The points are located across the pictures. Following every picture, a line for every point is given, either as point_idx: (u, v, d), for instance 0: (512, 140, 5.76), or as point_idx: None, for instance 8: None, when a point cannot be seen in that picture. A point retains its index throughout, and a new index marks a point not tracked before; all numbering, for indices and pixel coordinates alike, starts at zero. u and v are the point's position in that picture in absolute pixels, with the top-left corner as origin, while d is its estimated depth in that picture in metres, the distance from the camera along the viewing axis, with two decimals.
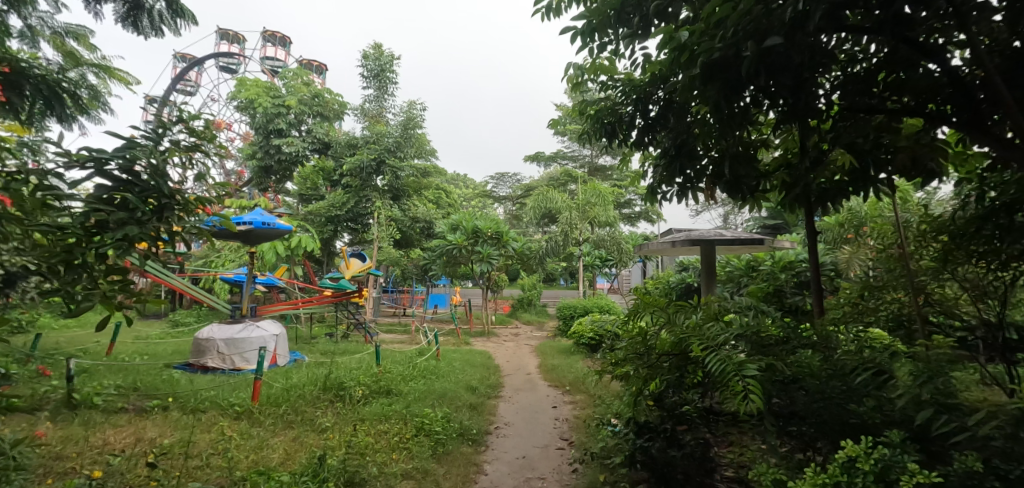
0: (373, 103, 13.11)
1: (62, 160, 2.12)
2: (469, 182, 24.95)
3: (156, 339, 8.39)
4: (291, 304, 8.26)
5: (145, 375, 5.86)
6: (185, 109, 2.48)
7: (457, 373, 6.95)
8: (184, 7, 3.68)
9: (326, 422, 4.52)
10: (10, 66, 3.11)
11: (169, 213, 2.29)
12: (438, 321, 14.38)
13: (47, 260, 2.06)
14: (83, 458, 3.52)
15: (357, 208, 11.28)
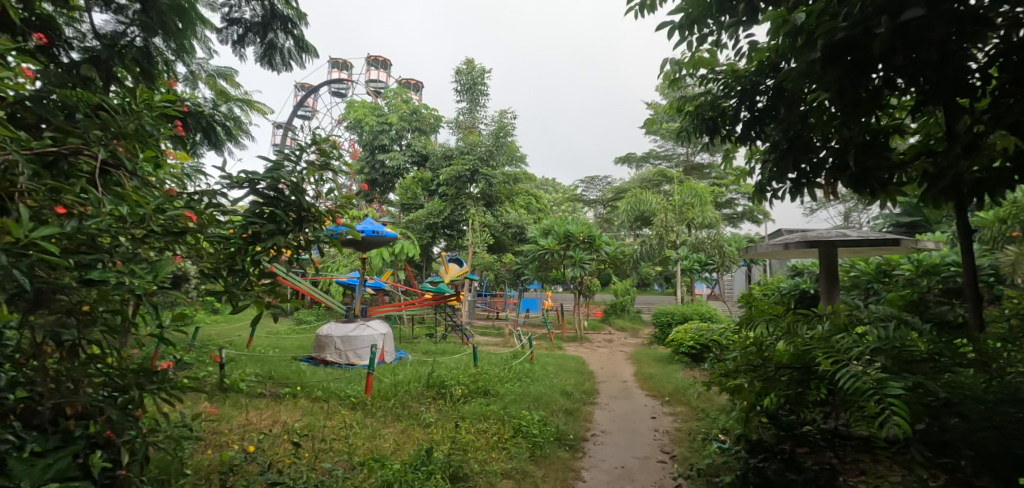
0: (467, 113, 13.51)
1: (224, 182, 2.32)
2: (560, 187, 24.87)
3: (284, 334, 9.23)
4: (395, 306, 8.70)
5: (278, 366, 6.47)
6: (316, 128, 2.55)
7: (551, 378, 6.89)
8: (307, 42, 3.96)
9: (430, 418, 4.67)
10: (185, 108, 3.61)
11: (306, 222, 2.47)
12: (531, 326, 14.42)
13: (215, 262, 2.29)
14: (234, 434, 3.90)
15: (453, 215, 11.67)
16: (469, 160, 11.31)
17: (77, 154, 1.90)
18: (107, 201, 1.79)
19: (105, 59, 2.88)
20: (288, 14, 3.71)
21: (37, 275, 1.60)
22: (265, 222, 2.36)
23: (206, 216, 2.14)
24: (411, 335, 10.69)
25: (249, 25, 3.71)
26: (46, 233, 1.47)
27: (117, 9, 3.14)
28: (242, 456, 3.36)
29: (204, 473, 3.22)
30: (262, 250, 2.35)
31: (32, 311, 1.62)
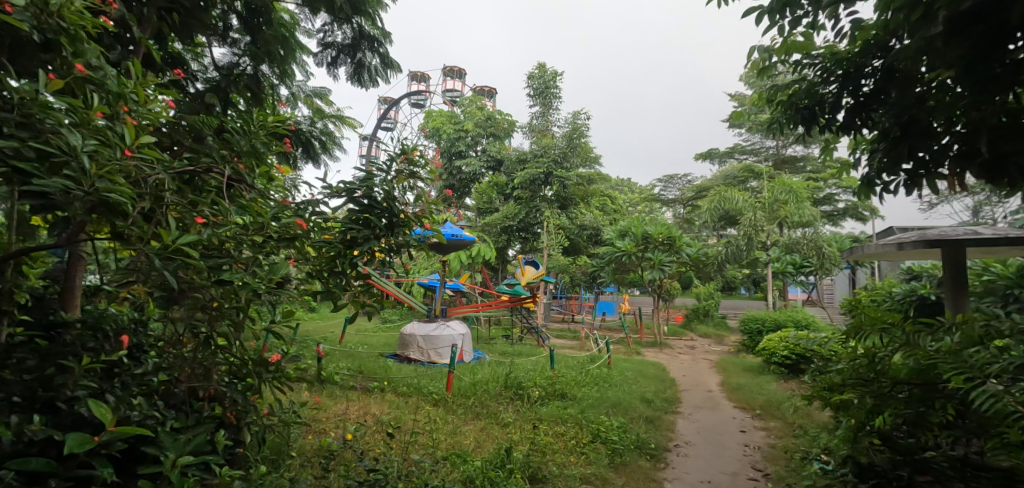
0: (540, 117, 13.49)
1: (325, 191, 2.27)
2: (637, 188, 24.16)
3: (371, 331, 9.68)
4: (472, 307, 8.83)
5: (366, 361, 6.77)
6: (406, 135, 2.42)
7: (631, 384, 6.65)
8: (391, 57, 4.08)
9: (508, 418, 4.66)
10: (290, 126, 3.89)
11: (398, 228, 2.37)
12: (608, 330, 14.09)
13: (320, 265, 2.28)
14: (331, 422, 4.09)
15: (528, 218, 11.64)
16: (543, 163, 11.26)
17: (209, 172, 1.94)
18: (236, 212, 1.87)
19: (224, 87, 3.24)
20: (374, 34, 3.88)
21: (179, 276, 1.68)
22: (361, 228, 2.30)
23: (312, 223, 2.20)
24: (488, 336, 10.81)
25: (340, 47, 3.92)
26: (190, 238, 1.55)
27: (232, 42, 3.42)
28: (339, 443, 3.49)
29: (307, 454, 3.33)
30: (359, 254, 2.30)
31: (170, 308, 1.76)
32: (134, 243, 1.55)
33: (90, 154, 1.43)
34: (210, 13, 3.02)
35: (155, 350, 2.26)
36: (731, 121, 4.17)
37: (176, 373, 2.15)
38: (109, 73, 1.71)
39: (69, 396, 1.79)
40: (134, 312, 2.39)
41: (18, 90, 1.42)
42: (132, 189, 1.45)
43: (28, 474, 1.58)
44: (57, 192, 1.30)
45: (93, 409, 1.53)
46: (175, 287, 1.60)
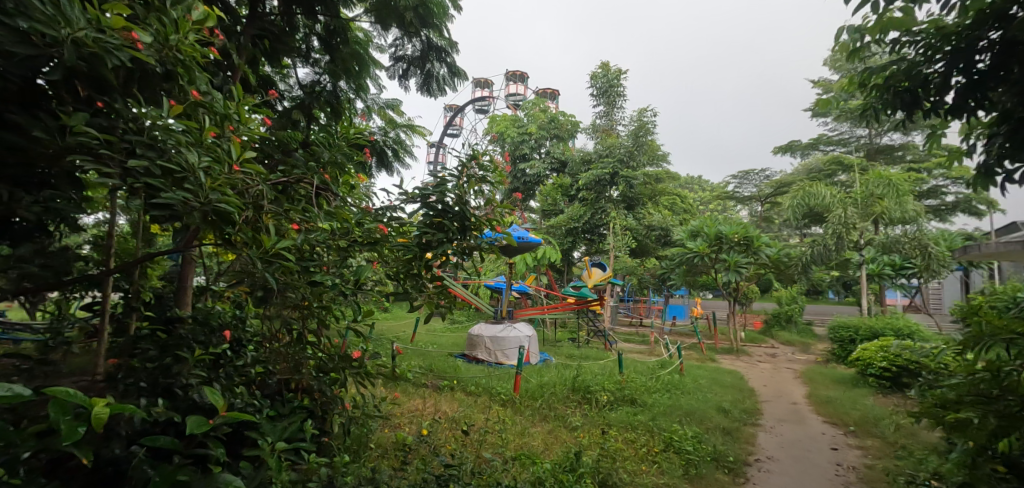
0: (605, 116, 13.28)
1: (401, 197, 2.35)
2: (711, 185, 23.07)
3: (440, 331, 9.94)
4: (539, 309, 8.83)
5: (436, 360, 6.96)
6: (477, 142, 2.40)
7: (705, 392, 6.38)
8: (458, 66, 4.17)
9: (576, 422, 4.61)
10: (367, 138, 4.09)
11: (470, 231, 2.37)
12: (680, 335, 13.62)
13: (398, 268, 2.34)
14: (405, 417, 4.25)
15: (593, 219, 11.46)
16: (609, 162, 11.05)
17: (299, 183, 2.08)
18: (324, 218, 1.99)
19: (308, 103, 3.47)
20: (441, 44, 3.94)
21: (278, 279, 1.82)
22: (435, 231, 2.32)
23: (395, 227, 2.27)
24: (555, 339, 10.78)
25: (410, 59, 4.07)
26: (286, 243, 1.67)
27: (313, 61, 3.64)
28: (413, 437, 3.59)
29: (382, 446, 3.46)
30: (434, 257, 2.34)
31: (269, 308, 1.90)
32: (240, 248, 1.70)
33: (205, 170, 1.58)
34: (294, 36, 3.26)
35: (251, 344, 2.47)
36: (817, 111, 3.91)
37: (270, 366, 2.33)
38: (215, 96, 1.89)
39: (182, 384, 2.01)
40: (235, 309, 2.62)
41: (146, 114, 1.60)
42: (239, 199, 1.59)
43: (154, 450, 1.80)
44: (179, 205, 1.46)
45: (208, 396, 1.67)
46: (275, 289, 1.75)
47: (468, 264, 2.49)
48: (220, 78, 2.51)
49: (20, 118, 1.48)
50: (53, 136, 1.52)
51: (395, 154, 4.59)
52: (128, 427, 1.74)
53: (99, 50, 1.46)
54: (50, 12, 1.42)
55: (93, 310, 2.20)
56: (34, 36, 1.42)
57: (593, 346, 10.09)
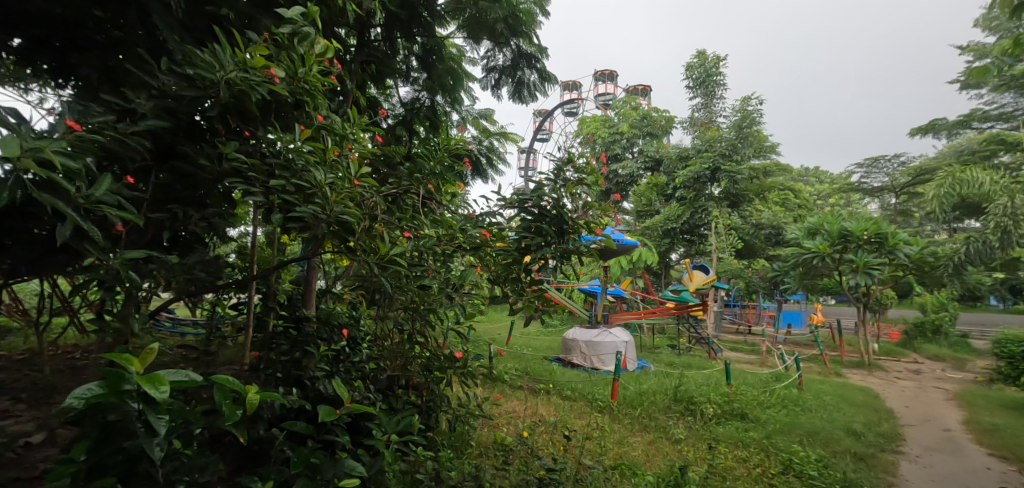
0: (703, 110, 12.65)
1: (499, 203, 2.43)
2: (829, 177, 20.97)
3: (533, 334, 10.07)
4: (636, 314, 8.62)
5: (531, 363, 7.08)
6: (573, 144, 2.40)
7: (829, 411, 5.84)
8: (548, 71, 4.24)
9: (679, 434, 4.47)
10: (464, 148, 4.30)
11: (568, 235, 2.38)
12: (795, 344, 12.59)
13: (498, 272, 2.43)
14: (505, 419, 4.38)
15: (694, 219, 10.99)
16: (709, 158, 10.50)
17: (408, 193, 2.25)
18: (431, 226, 2.14)
19: (409, 120, 3.75)
20: (531, 50, 4.06)
21: (393, 282, 1.99)
22: (534, 236, 2.38)
23: (496, 233, 2.38)
24: (653, 345, 10.46)
25: (502, 69, 4.21)
26: (398, 251, 1.83)
27: (412, 80, 3.86)
28: (511, 439, 3.68)
29: (481, 445, 3.58)
30: (532, 261, 2.40)
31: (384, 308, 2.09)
32: (360, 254, 1.88)
33: (330, 186, 1.78)
34: (395, 58, 3.51)
35: (367, 341, 2.72)
36: (970, 81, 3.45)
37: (382, 363, 2.55)
38: (336, 119, 2.12)
39: (310, 376, 2.27)
40: (351, 309, 2.89)
41: (281, 139, 1.84)
42: (359, 210, 1.76)
43: (291, 433, 2.05)
44: (310, 218, 1.67)
45: (336, 387, 1.84)
46: (389, 291, 1.92)
47: (566, 267, 2.51)
48: (336, 103, 2.80)
49: (188, 149, 1.78)
50: (212, 163, 1.81)
51: (489, 161, 4.77)
52: (270, 412, 2.00)
53: (246, 88, 1.71)
54: (208, 58, 1.68)
55: (240, 309, 2.55)
56: (197, 80, 1.71)
57: (696, 354, 9.65)
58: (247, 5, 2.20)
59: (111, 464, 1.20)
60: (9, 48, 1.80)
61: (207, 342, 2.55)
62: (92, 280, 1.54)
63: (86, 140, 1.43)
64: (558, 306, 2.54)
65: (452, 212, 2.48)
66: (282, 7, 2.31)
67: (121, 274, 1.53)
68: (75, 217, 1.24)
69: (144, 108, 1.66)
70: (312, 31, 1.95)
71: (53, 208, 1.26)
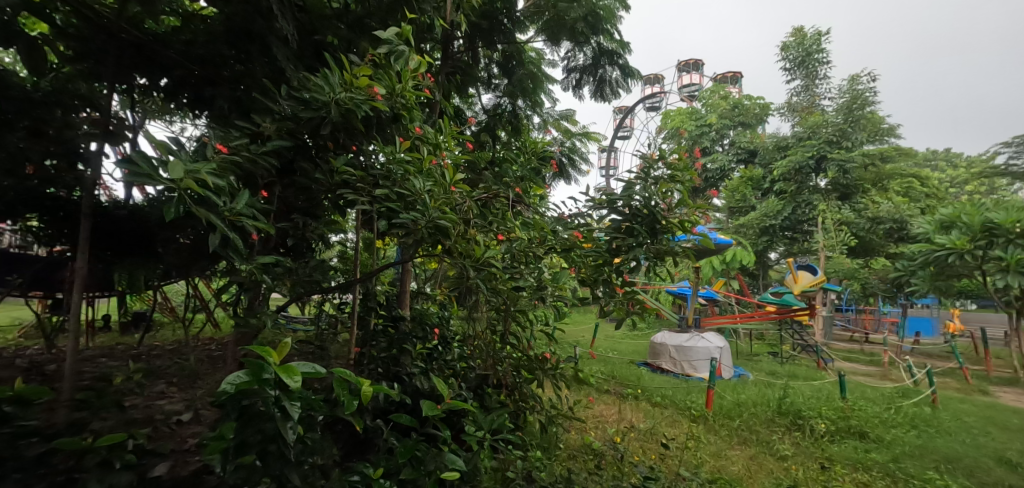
0: (805, 94, 11.67)
1: (588, 204, 2.41)
2: (963, 160, 18.46)
3: (619, 336, 9.88)
4: (732, 317, 8.17)
5: (618, 367, 6.96)
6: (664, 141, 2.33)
7: (971, 435, 5.16)
8: (631, 67, 4.17)
9: (786, 451, 4.20)
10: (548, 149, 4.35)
11: (661, 234, 2.30)
12: (923, 355, 11.27)
13: (590, 274, 2.37)
14: (596, 423, 4.35)
15: (796, 215, 10.23)
16: (813, 145, 9.79)
17: (498, 198, 2.35)
18: (522, 228, 2.21)
19: (492, 125, 3.89)
20: (612, 47, 4.00)
21: (488, 284, 2.07)
22: (626, 237, 2.31)
23: (588, 234, 2.37)
24: (751, 352, 9.86)
25: (581, 68, 4.20)
26: (493, 254, 1.91)
27: (494, 87, 3.99)
28: (600, 444, 3.65)
29: (569, 448, 3.58)
30: (624, 263, 2.33)
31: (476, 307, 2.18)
32: (456, 257, 1.99)
33: (428, 193, 1.90)
34: (477, 67, 3.63)
35: (456, 340, 2.86)
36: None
37: (472, 362, 2.65)
38: (430, 129, 2.25)
39: (408, 372, 2.43)
40: (443, 309, 3.04)
41: (384, 152, 2.01)
42: (456, 215, 1.86)
43: (394, 424, 2.22)
44: (411, 224, 1.80)
45: (437, 383, 1.91)
46: (485, 294, 2.00)
47: (659, 268, 2.44)
48: (427, 114, 2.96)
49: (305, 165, 1.99)
50: (325, 176, 2.01)
51: (572, 162, 4.81)
52: (375, 405, 2.17)
53: (352, 107, 1.88)
54: (319, 81, 1.87)
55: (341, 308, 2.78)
56: (312, 103, 1.91)
57: (802, 362, 8.94)
58: (348, 31, 2.41)
59: (252, 444, 1.38)
60: (159, 87, 2.15)
61: (317, 338, 2.81)
62: (232, 282, 1.77)
63: (226, 161, 1.65)
64: (654, 311, 2.43)
65: (543, 214, 2.51)
66: (377, 29, 2.52)
67: (255, 276, 1.75)
68: (222, 228, 1.45)
69: (270, 130, 1.88)
70: (406, 49, 2.08)
71: (206, 220, 1.47)
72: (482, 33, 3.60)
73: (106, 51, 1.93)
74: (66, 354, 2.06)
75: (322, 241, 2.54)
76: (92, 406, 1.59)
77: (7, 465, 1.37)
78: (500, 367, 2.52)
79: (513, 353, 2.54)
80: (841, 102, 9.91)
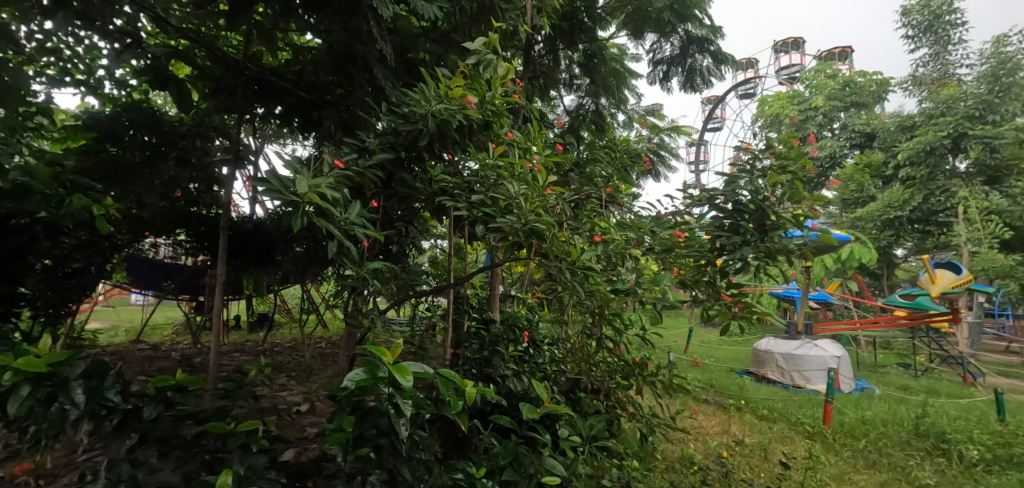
0: (933, 63, 9.60)
1: (686, 200, 2.29)
2: None
3: (716, 342, 9.32)
4: (851, 325, 7.38)
5: (717, 376, 6.58)
6: (767, 130, 2.17)
7: None
8: (725, 53, 3.90)
9: (928, 480, 3.73)
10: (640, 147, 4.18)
11: (771, 232, 2.05)
12: None
13: (689, 275, 2.20)
14: (707, 437, 4.11)
15: (927, 205, 8.29)
16: (947, 122, 7.99)
17: (588, 199, 2.35)
18: (617, 229, 2.15)
19: (575, 126, 3.89)
20: (701, 34, 3.77)
21: (583, 287, 2.05)
22: (730, 234, 2.12)
23: (691, 234, 2.19)
24: (875, 363, 8.86)
25: (669, 59, 4.03)
26: (590, 255, 1.89)
27: (576, 87, 3.99)
28: (701, 458, 3.44)
29: (667, 460, 3.42)
30: (727, 263, 2.13)
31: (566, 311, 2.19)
32: (551, 259, 1.99)
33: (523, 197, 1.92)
34: (558, 70, 3.59)
35: (546, 343, 2.87)
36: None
37: (563, 365, 2.65)
38: (520, 135, 2.28)
39: (501, 373, 2.46)
40: (534, 313, 3.06)
41: (478, 159, 2.07)
42: (551, 218, 1.85)
43: (493, 426, 2.27)
44: (508, 228, 1.82)
45: (536, 385, 1.91)
46: (581, 296, 1.97)
47: (768, 270, 2.18)
48: (514, 120, 2.99)
49: (404, 176, 2.11)
50: (423, 185, 2.11)
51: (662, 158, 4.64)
52: (475, 405, 2.24)
53: (447, 117, 1.95)
54: (415, 96, 1.98)
55: (434, 310, 2.88)
56: (411, 116, 2.01)
57: (940, 376, 7.87)
58: (437, 46, 2.53)
59: (368, 437, 1.49)
60: (274, 114, 2.52)
61: (415, 339, 2.93)
62: (345, 287, 1.91)
63: (340, 176, 1.79)
64: (766, 316, 2.21)
65: (639, 215, 2.39)
66: (463, 42, 2.61)
67: (365, 280, 1.88)
68: (339, 236, 1.56)
69: (374, 145, 2.00)
70: (494, 57, 2.11)
71: (325, 230, 1.59)
72: (562, 34, 3.58)
73: (234, 85, 2.37)
74: (209, 350, 2.31)
75: (415, 246, 2.64)
76: (232, 395, 1.80)
77: (171, 443, 1.60)
78: (594, 373, 2.46)
79: (607, 358, 2.49)
80: (984, 69, 7.98)
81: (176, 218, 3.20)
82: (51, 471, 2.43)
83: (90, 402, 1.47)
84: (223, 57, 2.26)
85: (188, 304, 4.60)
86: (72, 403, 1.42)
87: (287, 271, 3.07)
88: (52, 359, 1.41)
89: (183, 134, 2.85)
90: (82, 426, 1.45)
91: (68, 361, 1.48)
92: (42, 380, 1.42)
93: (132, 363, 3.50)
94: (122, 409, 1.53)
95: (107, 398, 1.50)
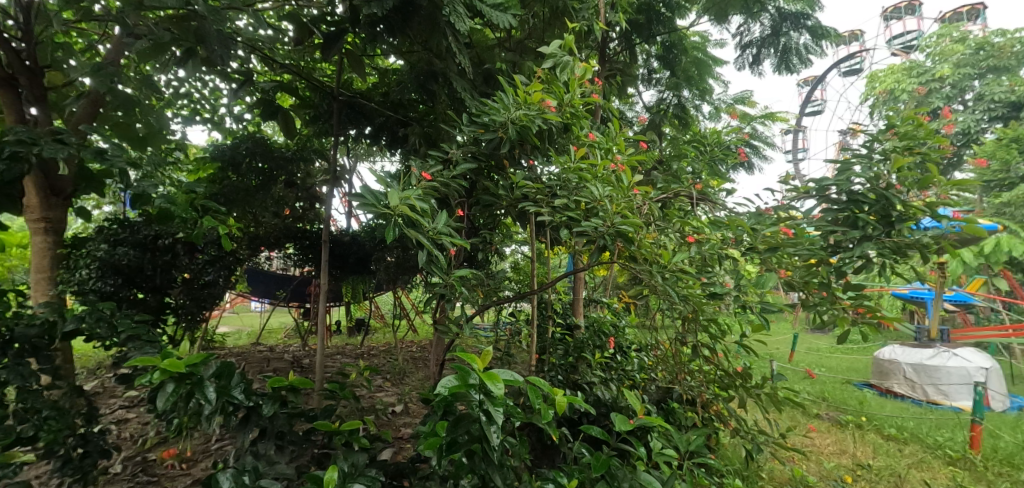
0: None
1: (789, 194, 2.07)
2: None
3: (827, 349, 8.49)
4: (1002, 333, 6.32)
5: (831, 388, 5.99)
6: (887, 108, 1.94)
7: None
8: (826, 27, 3.52)
9: None
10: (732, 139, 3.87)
11: (899, 224, 1.78)
12: None
13: (799, 277, 1.97)
14: (826, 457, 3.73)
15: None
16: None
17: (678, 197, 2.21)
18: (712, 229, 2.00)
19: (656, 122, 3.76)
20: (796, 8, 3.44)
21: (677, 292, 1.92)
22: (848, 228, 1.86)
23: (799, 230, 1.93)
24: None
25: (759, 41, 3.70)
26: (682, 258, 1.80)
27: (656, 81, 3.81)
28: (817, 481, 3.14)
29: (776, 482, 3.14)
30: (843, 262, 1.87)
31: None
32: (640, 263, 1.90)
33: (608, 199, 1.84)
34: (635, 65, 3.46)
35: (634, 350, 2.80)
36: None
37: (654, 374, 2.53)
38: (602, 136, 2.21)
39: (588, 381, 2.39)
40: (618, 319, 2.99)
41: (559, 162, 2.02)
42: (639, 220, 1.75)
43: (583, 434, 2.24)
44: (592, 231, 1.75)
45: (629, 395, 1.79)
46: (676, 300, 1.86)
47: (896, 268, 1.90)
48: (593, 121, 2.92)
49: (488, 184, 2.12)
50: (506, 192, 2.09)
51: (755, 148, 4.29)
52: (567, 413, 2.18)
53: (528, 122, 1.92)
54: (494, 103, 1.97)
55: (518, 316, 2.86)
56: (490, 125, 2.02)
57: None
58: (512, 53, 2.56)
59: (460, 443, 1.48)
60: (365, 134, 2.65)
61: (500, 344, 2.94)
62: (435, 295, 1.93)
63: (427, 187, 1.82)
64: (892, 323, 1.95)
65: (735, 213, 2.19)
66: (540, 47, 2.60)
67: (453, 287, 1.89)
68: (428, 246, 1.58)
69: (458, 156, 2.03)
70: (571, 58, 2.05)
71: (414, 240, 1.62)
72: (639, 28, 3.44)
73: (331, 111, 2.54)
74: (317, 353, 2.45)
75: (498, 253, 2.66)
76: (336, 396, 1.88)
77: (287, 438, 1.69)
78: (690, 382, 2.30)
79: (706, 369, 2.32)
80: None
81: (286, 233, 3.50)
82: (192, 456, 2.73)
83: (220, 398, 1.56)
84: (320, 87, 2.46)
85: (298, 310, 4.98)
86: (206, 400, 1.50)
87: (381, 279, 3.26)
88: (190, 359, 1.51)
89: (290, 158, 3.14)
90: (214, 420, 1.55)
91: (202, 361, 1.57)
92: (184, 378, 1.51)
93: (253, 364, 3.88)
94: (246, 406, 1.62)
95: (234, 395, 1.59)
